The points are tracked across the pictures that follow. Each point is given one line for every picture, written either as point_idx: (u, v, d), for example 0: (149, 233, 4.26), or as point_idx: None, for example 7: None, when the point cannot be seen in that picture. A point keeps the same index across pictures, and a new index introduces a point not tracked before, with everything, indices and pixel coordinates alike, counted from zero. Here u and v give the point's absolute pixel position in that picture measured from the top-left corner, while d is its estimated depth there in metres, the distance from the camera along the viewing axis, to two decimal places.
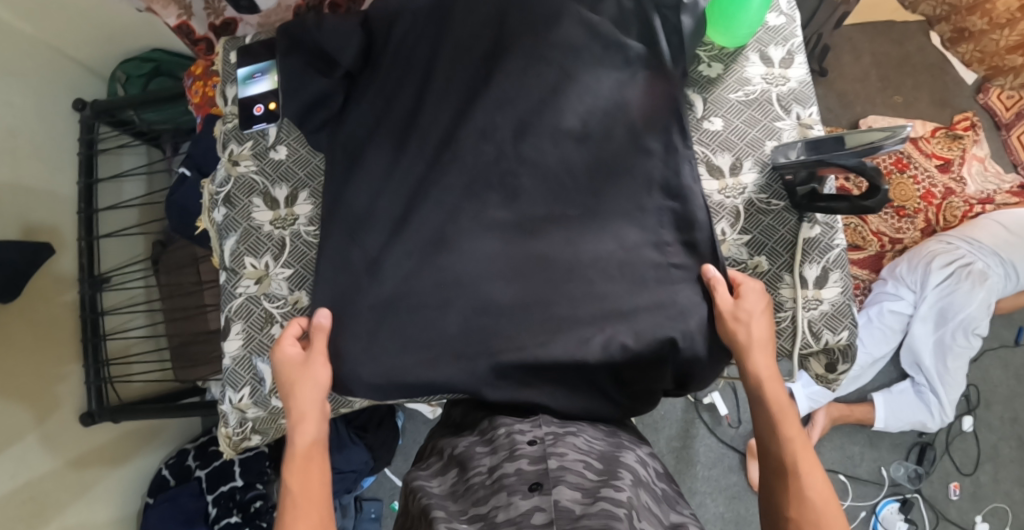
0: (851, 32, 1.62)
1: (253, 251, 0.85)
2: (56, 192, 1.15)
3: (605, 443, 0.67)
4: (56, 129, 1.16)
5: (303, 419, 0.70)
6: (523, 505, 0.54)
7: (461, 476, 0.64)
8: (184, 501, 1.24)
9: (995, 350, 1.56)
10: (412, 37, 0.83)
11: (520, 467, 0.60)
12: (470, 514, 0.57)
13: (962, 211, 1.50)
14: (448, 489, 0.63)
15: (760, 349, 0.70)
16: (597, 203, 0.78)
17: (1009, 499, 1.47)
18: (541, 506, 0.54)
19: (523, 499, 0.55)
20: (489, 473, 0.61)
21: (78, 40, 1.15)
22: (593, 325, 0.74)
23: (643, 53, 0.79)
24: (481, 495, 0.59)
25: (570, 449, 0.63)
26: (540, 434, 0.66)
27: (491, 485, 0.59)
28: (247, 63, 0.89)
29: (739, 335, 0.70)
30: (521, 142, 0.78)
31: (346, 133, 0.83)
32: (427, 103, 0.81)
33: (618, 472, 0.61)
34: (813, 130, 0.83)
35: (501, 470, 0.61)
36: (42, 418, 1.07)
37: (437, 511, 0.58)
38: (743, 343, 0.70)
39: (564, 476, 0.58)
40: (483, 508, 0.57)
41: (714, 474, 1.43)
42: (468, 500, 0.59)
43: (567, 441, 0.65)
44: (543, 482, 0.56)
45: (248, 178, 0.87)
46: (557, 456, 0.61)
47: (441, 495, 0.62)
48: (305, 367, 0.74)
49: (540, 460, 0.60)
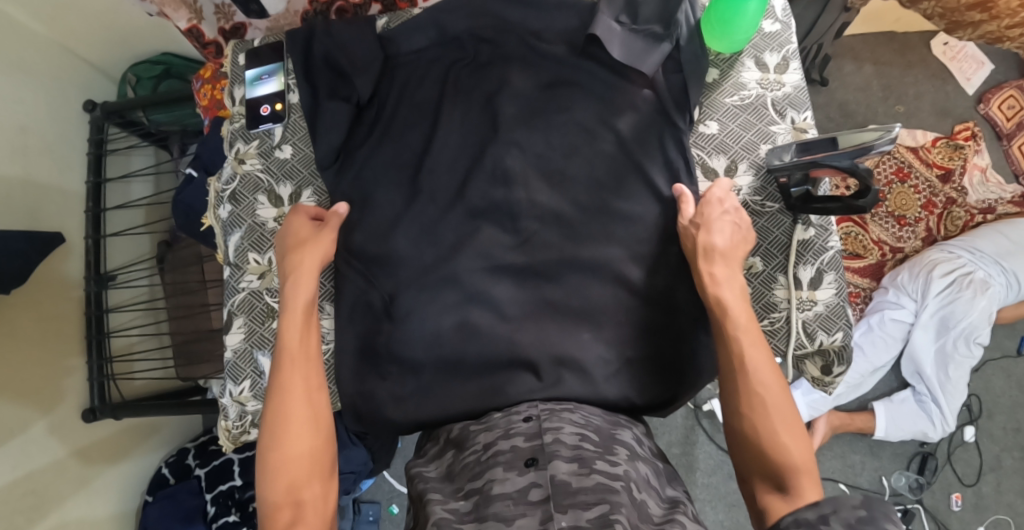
0: (853, 42, 1.63)
1: (257, 247, 0.87)
2: (64, 187, 1.17)
3: (602, 419, 0.69)
4: (68, 129, 1.19)
5: (298, 283, 0.75)
6: (519, 481, 0.56)
7: (457, 456, 0.66)
8: (183, 497, 1.25)
9: (997, 361, 1.55)
10: (416, 74, 0.87)
11: (515, 445, 0.62)
12: (466, 490, 0.59)
13: (963, 221, 1.53)
14: (444, 472, 0.65)
15: (717, 258, 0.73)
16: (591, 223, 0.81)
17: (1011, 510, 1.46)
18: (537, 482, 0.56)
19: (519, 475, 0.57)
20: (484, 450, 0.63)
21: (91, 43, 1.18)
22: (598, 347, 0.77)
23: (651, 98, 0.83)
24: (476, 471, 0.60)
25: (566, 423, 0.65)
26: (536, 411, 0.68)
27: (485, 461, 0.61)
28: (255, 66, 0.92)
29: (696, 242, 0.74)
30: (527, 164, 0.82)
31: (354, 151, 0.85)
32: (435, 132, 0.84)
33: (614, 447, 0.63)
34: (808, 134, 0.85)
35: (495, 447, 0.62)
36: (46, 410, 1.09)
37: (432, 495, 0.60)
38: (697, 250, 0.74)
39: (559, 450, 0.59)
40: (478, 483, 0.58)
41: (713, 481, 1.43)
42: (463, 477, 0.61)
43: (563, 416, 0.66)
44: (538, 458, 0.58)
45: (253, 176, 0.89)
46: (552, 431, 0.63)
47: (437, 478, 0.64)
48: (315, 239, 0.79)
49: (535, 436, 0.62)
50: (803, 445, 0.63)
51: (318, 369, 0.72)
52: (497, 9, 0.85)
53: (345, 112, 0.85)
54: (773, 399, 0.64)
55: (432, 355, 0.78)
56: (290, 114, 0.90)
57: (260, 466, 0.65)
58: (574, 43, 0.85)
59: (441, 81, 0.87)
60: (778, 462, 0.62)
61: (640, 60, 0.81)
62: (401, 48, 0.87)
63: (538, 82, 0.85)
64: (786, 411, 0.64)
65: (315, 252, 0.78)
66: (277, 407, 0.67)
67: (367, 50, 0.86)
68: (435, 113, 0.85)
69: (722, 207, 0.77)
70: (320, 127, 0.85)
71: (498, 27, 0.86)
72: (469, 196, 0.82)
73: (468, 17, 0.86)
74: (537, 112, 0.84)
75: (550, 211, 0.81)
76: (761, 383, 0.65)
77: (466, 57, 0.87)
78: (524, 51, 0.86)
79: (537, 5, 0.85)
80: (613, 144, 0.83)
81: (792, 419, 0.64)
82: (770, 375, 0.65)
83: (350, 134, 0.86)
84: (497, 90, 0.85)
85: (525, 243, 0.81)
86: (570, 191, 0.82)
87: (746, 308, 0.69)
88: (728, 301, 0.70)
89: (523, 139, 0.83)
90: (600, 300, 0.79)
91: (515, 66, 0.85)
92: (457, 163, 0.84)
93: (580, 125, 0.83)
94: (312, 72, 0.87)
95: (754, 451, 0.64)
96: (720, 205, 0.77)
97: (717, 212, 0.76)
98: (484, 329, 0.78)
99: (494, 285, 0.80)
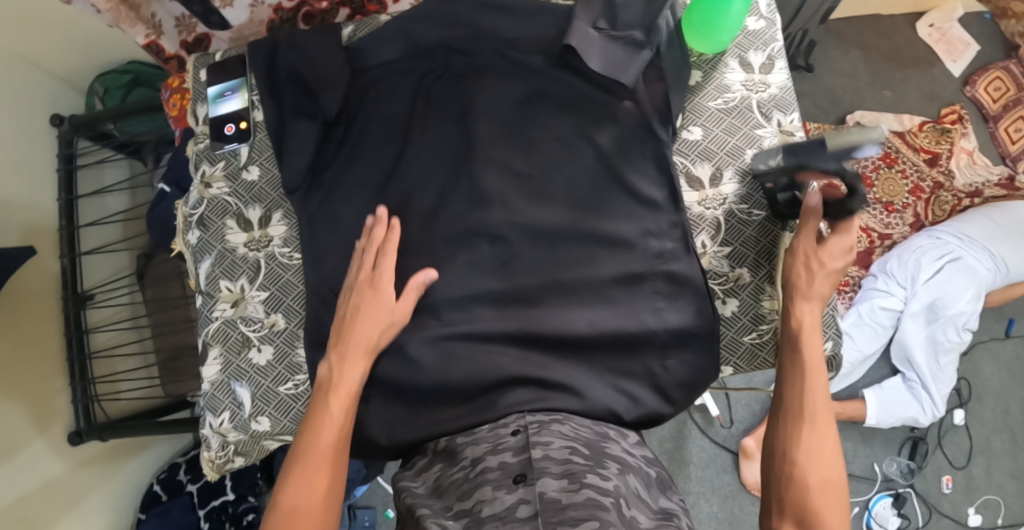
0: (839, 27, 1.60)
1: (228, 274, 0.84)
2: (35, 205, 1.13)
3: (591, 429, 0.67)
4: (34, 146, 1.13)
5: (350, 358, 0.70)
6: (508, 499, 0.54)
7: (445, 471, 0.64)
8: (177, 516, 1.22)
9: (985, 344, 1.56)
10: (388, 87, 0.84)
11: (503, 460, 0.60)
12: (455, 509, 0.57)
13: (950, 205, 1.51)
14: (432, 487, 0.63)
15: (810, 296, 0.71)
16: (573, 237, 0.79)
17: (1001, 491, 1.48)
18: (526, 498, 0.53)
19: (509, 493, 0.55)
20: (472, 467, 0.61)
21: (55, 54, 1.13)
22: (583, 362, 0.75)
23: (633, 109, 0.81)
24: (464, 489, 0.58)
25: (556, 436, 0.63)
26: (524, 422, 0.65)
27: (473, 479, 0.59)
28: (218, 81, 0.88)
29: (794, 278, 0.73)
30: (508, 180, 0.80)
31: (324, 176, 0.82)
32: (408, 149, 0.82)
33: (604, 460, 0.61)
34: (794, 137, 0.83)
35: (483, 463, 0.60)
36: (32, 436, 1.06)
37: (421, 509, 0.58)
38: (794, 287, 0.73)
39: (548, 466, 0.57)
40: (467, 503, 0.56)
41: (707, 474, 1.42)
42: (452, 495, 0.59)
43: (553, 428, 0.64)
44: (528, 473, 0.56)
45: (221, 200, 0.85)
46: (541, 446, 0.60)
47: (426, 493, 0.62)
48: (383, 302, 0.73)
49: (524, 450, 0.60)
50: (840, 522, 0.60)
51: (342, 453, 0.64)
52: (471, 18, 0.83)
53: (311, 131, 0.82)
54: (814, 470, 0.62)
55: (413, 379, 0.75)
56: (256, 132, 0.87)
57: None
58: (552, 53, 0.83)
59: (412, 96, 0.84)
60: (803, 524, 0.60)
61: (620, 71, 0.79)
62: (371, 60, 0.85)
63: (514, 95, 0.82)
64: (830, 484, 0.62)
65: (378, 320, 0.72)
66: (302, 483, 0.61)
67: (333, 65, 0.83)
68: (407, 131, 0.83)
69: (849, 250, 0.72)
70: (286, 148, 0.83)
71: (472, 36, 0.84)
72: (446, 219, 0.80)
73: (439, 26, 0.84)
74: (512, 130, 0.82)
75: (530, 229, 0.79)
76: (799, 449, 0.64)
77: (438, 70, 0.84)
78: (499, 61, 0.83)
79: (512, 12, 0.83)
80: (593, 156, 0.81)
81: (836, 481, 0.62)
82: (818, 446, 0.64)
83: (319, 154, 0.83)
84: (470, 106, 0.82)
85: (507, 260, 0.79)
86: (551, 208, 0.80)
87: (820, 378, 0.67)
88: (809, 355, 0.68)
89: (500, 157, 0.81)
90: (586, 315, 0.77)
91: (490, 77, 0.83)
92: (432, 179, 0.81)
93: (558, 139, 0.81)
94: (277, 88, 0.85)
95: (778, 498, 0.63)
96: (848, 249, 0.72)
97: (842, 262, 0.72)
98: (466, 351, 0.75)
99: (474, 307, 0.78)
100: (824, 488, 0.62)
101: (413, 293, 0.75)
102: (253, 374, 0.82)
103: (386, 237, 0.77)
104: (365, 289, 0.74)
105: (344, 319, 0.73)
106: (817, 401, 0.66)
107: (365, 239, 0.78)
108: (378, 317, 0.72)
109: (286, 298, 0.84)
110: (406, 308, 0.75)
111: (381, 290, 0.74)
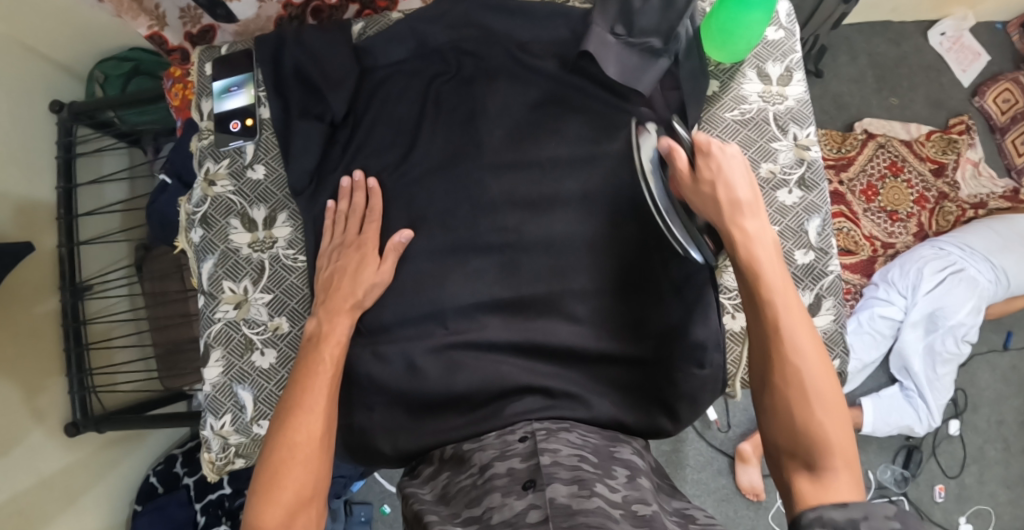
0: (849, 32, 1.59)
1: (231, 274, 0.82)
2: (34, 195, 1.10)
3: (599, 438, 0.66)
4: (32, 133, 1.11)
5: (339, 314, 0.73)
6: (518, 505, 0.53)
7: (452, 478, 0.63)
8: (172, 510, 1.22)
9: (983, 355, 1.57)
10: (397, 87, 0.83)
11: (512, 467, 0.59)
12: (463, 516, 0.56)
13: (954, 216, 1.51)
14: (440, 494, 0.62)
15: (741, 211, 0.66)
16: (581, 246, 0.78)
17: (993, 501, 1.49)
18: (536, 504, 0.52)
19: (518, 499, 0.54)
20: (480, 474, 0.60)
21: (53, 38, 1.10)
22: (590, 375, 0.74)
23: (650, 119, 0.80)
24: (473, 496, 0.58)
25: (563, 444, 0.62)
26: (532, 430, 0.64)
27: (482, 485, 0.58)
28: (224, 76, 0.86)
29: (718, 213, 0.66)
30: (517, 186, 0.79)
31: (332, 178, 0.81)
32: (416, 151, 0.80)
33: (613, 468, 0.60)
34: (810, 151, 0.83)
35: (491, 470, 0.60)
36: (29, 427, 1.05)
37: (429, 517, 0.57)
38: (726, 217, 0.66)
39: (557, 472, 0.56)
40: (476, 510, 0.55)
41: (702, 477, 1.43)
42: (460, 502, 0.58)
43: (561, 436, 0.63)
44: (537, 480, 0.55)
45: (225, 199, 0.84)
46: (550, 452, 0.59)
47: (433, 500, 0.61)
48: (364, 261, 0.76)
49: (531, 457, 0.59)
50: (845, 428, 0.56)
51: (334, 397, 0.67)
52: (483, 18, 0.81)
53: (319, 132, 0.81)
54: (813, 373, 0.57)
55: (417, 389, 0.73)
56: (262, 130, 0.85)
57: (253, 505, 0.58)
58: (566, 58, 0.81)
59: (421, 98, 0.82)
60: (806, 434, 0.55)
61: (636, 79, 0.78)
62: (379, 60, 0.83)
63: (527, 100, 0.81)
64: (828, 389, 0.56)
65: (364, 280, 0.75)
66: (297, 424, 0.62)
67: (342, 65, 0.81)
68: (416, 132, 0.81)
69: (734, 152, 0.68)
70: (294, 147, 0.81)
71: (484, 38, 0.82)
72: (453, 226, 0.79)
73: (448, 28, 0.82)
74: (524, 135, 0.80)
75: (539, 241, 0.78)
76: (797, 352, 0.58)
77: (448, 71, 0.83)
78: (511, 64, 0.82)
79: (526, 15, 0.81)
80: (605, 164, 0.79)
81: (832, 398, 0.56)
82: (811, 347, 0.58)
83: (325, 155, 0.82)
84: (481, 110, 0.81)
85: (513, 270, 0.78)
86: (560, 215, 0.79)
87: (783, 279, 0.62)
88: (767, 266, 0.62)
89: (509, 163, 0.79)
90: (593, 327, 0.76)
91: (501, 80, 0.81)
92: (440, 183, 0.79)
93: (570, 146, 0.80)
94: (284, 85, 0.83)
95: (779, 418, 0.57)
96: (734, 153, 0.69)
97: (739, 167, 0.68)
98: (470, 360, 0.73)
99: (480, 315, 0.77)
100: (819, 403, 0.56)
101: (391, 256, 0.77)
102: (255, 377, 0.81)
103: (366, 202, 0.78)
104: (347, 254, 0.77)
105: (330, 279, 0.76)
106: (791, 310, 0.60)
107: (343, 202, 0.79)
108: (362, 277, 0.75)
109: (290, 300, 0.82)
110: (385, 270, 0.76)
111: (366, 255, 0.76)
